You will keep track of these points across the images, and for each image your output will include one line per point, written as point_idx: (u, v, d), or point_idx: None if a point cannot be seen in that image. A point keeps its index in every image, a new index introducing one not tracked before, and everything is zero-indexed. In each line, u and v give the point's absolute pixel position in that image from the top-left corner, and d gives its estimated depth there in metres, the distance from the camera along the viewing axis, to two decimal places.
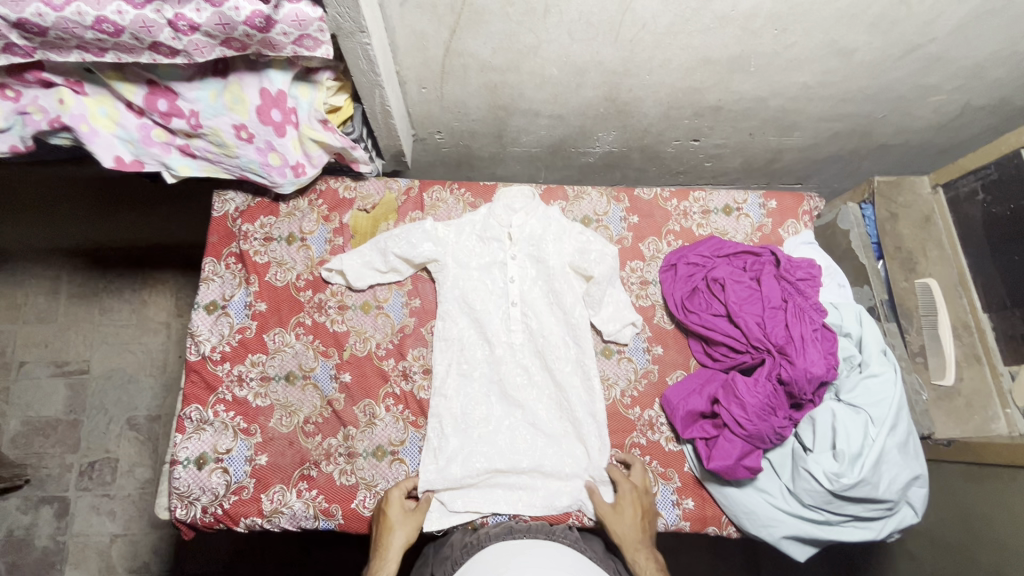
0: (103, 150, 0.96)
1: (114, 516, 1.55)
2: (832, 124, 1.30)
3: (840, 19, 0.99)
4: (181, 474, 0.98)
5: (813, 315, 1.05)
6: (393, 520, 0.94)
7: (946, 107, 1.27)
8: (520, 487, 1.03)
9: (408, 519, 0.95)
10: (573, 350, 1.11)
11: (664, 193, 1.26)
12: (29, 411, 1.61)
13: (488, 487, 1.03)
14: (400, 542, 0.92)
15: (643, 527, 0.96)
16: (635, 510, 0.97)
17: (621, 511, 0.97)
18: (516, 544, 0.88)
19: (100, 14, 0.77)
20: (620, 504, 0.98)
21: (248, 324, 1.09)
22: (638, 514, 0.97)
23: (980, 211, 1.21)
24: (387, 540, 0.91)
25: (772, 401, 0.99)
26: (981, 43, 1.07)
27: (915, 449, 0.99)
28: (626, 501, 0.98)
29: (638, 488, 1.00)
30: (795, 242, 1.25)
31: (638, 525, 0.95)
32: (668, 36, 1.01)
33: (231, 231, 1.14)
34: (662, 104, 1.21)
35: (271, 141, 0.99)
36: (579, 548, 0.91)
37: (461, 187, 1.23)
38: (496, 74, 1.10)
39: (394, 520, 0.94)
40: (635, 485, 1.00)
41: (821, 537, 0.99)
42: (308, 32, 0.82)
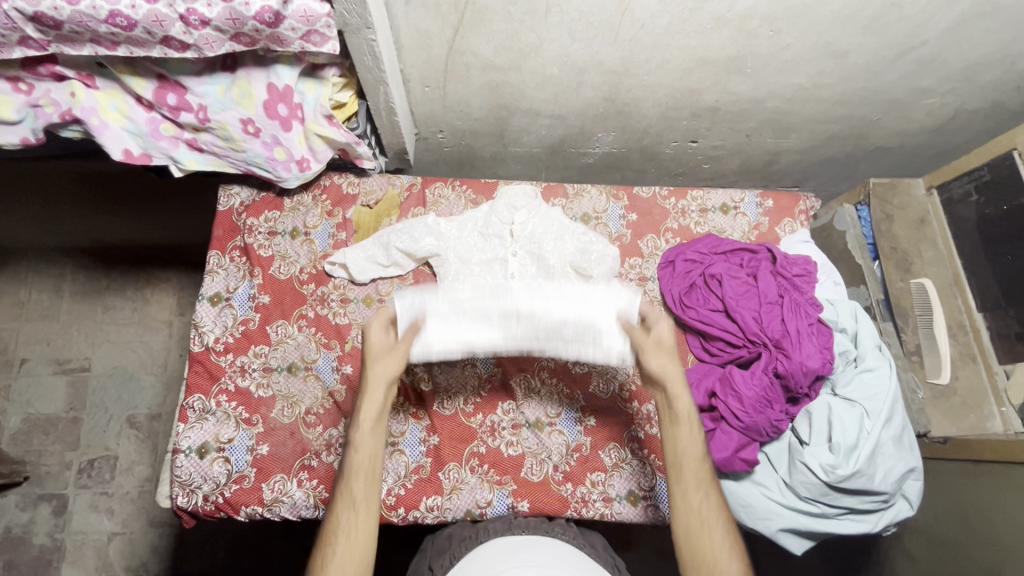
0: (112, 142, 0.98)
1: (112, 514, 1.55)
2: (828, 126, 1.33)
3: (834, 21, 1.01)
4: (183, 462, 0.99)
5: (809, 310, 1.07)
6: (375, 355, 0.82)
7: (940, 111, 1.29)
8: (514, 328, 0.98)
9: (391, 352, 0.83)
10: None
11: (662, 192, 1.28)
12: (29, 408, 1.62)
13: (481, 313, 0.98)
14: (389, 376, 0.80)
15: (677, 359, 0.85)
16: (668, 353, 0.85)
17: (656, 352, 0.85)
18: (515, 539, 0.89)
19: (113, 8, 0.79)
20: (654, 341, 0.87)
21: (251, 317, 1.11)
22: (671, 352, 0.85)
23: (974, 213, 1.23)
24: (375, 373, 0.80)
25: (769, 393, 1.00)
26: (972, 46, 1.09)
27: (909, 442, 1.00)
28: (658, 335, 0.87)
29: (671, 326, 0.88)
30: (793, 240, 1.27)
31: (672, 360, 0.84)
32: (666, 37, 1.03)
33: (236, 225, 1.16)
34: (661, 105, 1.24)
35: (278, 136, 1.02)
36: (578, 545, 0.91)
37: (463, 185, 1.25)
38: (498, 73, 1.12)
39: (378, 356, 0.82)
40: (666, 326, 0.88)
41: (817, 530, 0.99)
42: (316, 27, 0.84)
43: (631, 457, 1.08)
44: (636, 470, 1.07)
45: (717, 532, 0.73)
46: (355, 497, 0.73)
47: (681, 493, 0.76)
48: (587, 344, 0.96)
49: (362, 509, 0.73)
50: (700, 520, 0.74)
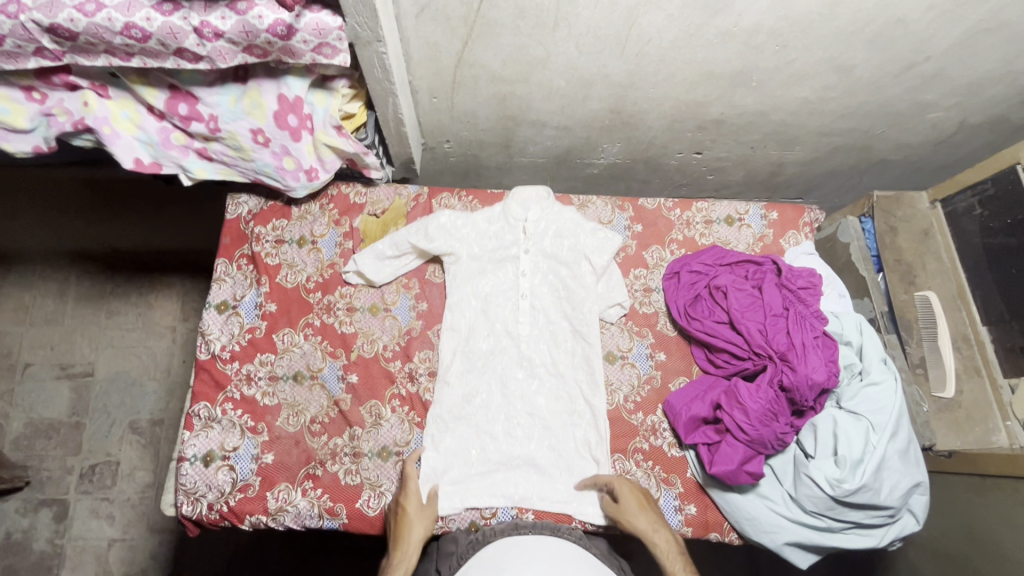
0: (123, 151, 0.99)
1: (113, 520, 1.55)
2: (833, 138, 1.33)
3: (839, 36, 1.02)
4: (188, 470, 0.99)
5: (814, 322, 1.07)
6: (410, 514, 0.93)
7: (944, 124, 1.30)
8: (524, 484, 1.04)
9: (422, 516, 0.94)
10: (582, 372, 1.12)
11: (667, 203, 1.29)
12: (32, 412, 1.62)
13: (486, 474, 1.05)
14: (417, 536, 0.91)
15: (653, 510, 0.95)
16: (639, 501, 0.95)
17: (629, 508, 0.94)
18: (521, 539, 0.89)
19: (129, 20, 0.80)
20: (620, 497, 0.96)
21: (258, 325, 1.11)
22: (642, 500, 0.96)
23: (977, 226, 1.23)
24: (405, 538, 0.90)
25: (774, 406, 1.00)
26: (976, 62, 1.10)
27: (915, 456, 1.00)
28: (626, 492, 0.97)
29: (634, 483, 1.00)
30: (796, 252, 1.27)
31: (644, 508, 0.94)
32: (672, 51, 1.04)
33: (244, 233, 1.17)
34: (666, 117, 1.25)
35: (287, 146, 1.02)
36: (583, 546, 0.91)
37: (468, 195, 1.26)
38: (505, 85, 1.13)
39: (409, 518, 0.93)
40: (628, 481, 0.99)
41: (823, 544, 0.99)
42: (328, 40, 0.85)
43: (635, 469, 1.08)
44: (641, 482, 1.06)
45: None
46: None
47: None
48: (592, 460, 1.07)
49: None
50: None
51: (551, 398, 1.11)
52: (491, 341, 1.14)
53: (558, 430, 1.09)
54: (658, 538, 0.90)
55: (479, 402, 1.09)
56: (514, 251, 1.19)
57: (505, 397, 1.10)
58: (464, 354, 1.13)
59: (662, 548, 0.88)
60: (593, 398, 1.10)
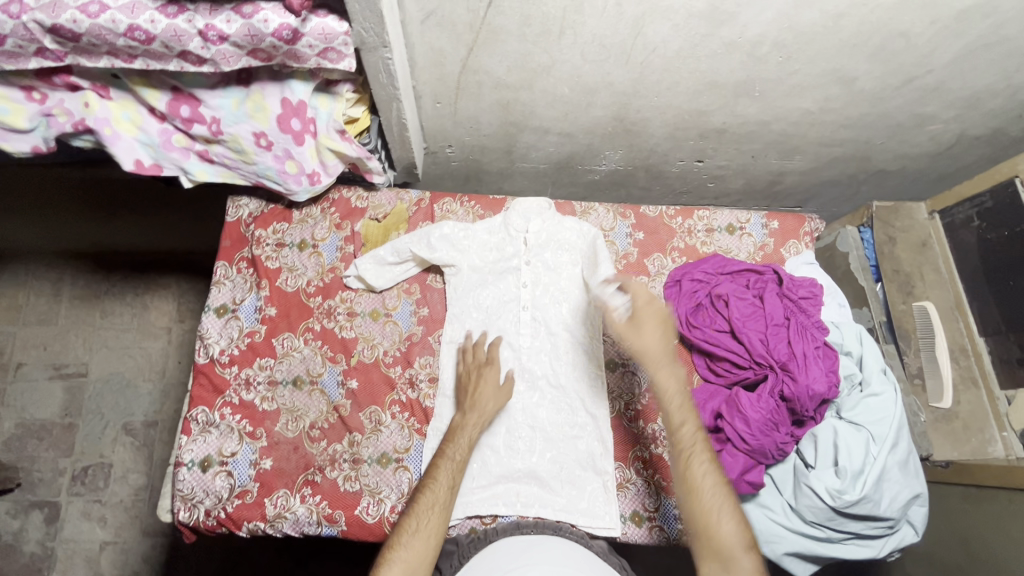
0: (124, 153, 0.98)
1: (105, 523, 1.53)
2: (834, 149, 1.34)
3: (842, 49, 1.03)
4: (186, 476, 0.98)
5: (815, 333, 1.08)
6: (487, 385, 1.04)
7: (943, 136, 1.31)
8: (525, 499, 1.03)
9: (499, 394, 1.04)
10: (583, 383, 1.12)
11: (669, 211, 1.29)
12: (24, 413, 1.60)
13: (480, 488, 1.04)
14: (494, 407, 1.02)
15: (666, 342, 0.91)
16: (656, 334, 0.91)
17: (650, 327, 0.92)
18: (526, 539, 0.91)
19: (133, 22, 0.79)
20: (641, 323, 0.92)
21: (257, 329, 1.10)
22: (657, 326, 0.91)
23: (975, 238, 1.24)
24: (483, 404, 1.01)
25: (775, 416, 1.00)
26: (976, 76, 1.11)
27: (915, 467, 1.00)
28: (645, 323, 0.92)
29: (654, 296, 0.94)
30: (797, 261, 1.27)
31: (660, 344, 0.91)
32: (677, 60, 1.04)
33: (244, 236, 1.16)
34: (668, 126, 1.25)
35: (290, 150, 1.02)
36: (584, 545, 0.93)
37: (472, 200, 1.25)
38: (509, 92, 1.13)
39: (486, 392, 1.03)
40: (651, 297, 0.94)
41: (823, 554, 0.99)
42: (333, 45, 0.85)
43: (635, 476, 1.08)
44: (639, 490, 1.06)
45: (723, 505, 0.82)
46: (442, 497, 0.87)
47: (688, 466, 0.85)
48: (598, 471, 1.06)
49: (452, 491, 0.89)
50: (714, 496, 0.83)
51: (553, 410, 1.10)
52: None
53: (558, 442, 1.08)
54: (655, 375, 0.90)
55: None
56: (515, 263, 1.19)
57: (506, 410, 1.09)
58: None
59: (664, 387, 0.90)
60: (595, 409, 1.09)
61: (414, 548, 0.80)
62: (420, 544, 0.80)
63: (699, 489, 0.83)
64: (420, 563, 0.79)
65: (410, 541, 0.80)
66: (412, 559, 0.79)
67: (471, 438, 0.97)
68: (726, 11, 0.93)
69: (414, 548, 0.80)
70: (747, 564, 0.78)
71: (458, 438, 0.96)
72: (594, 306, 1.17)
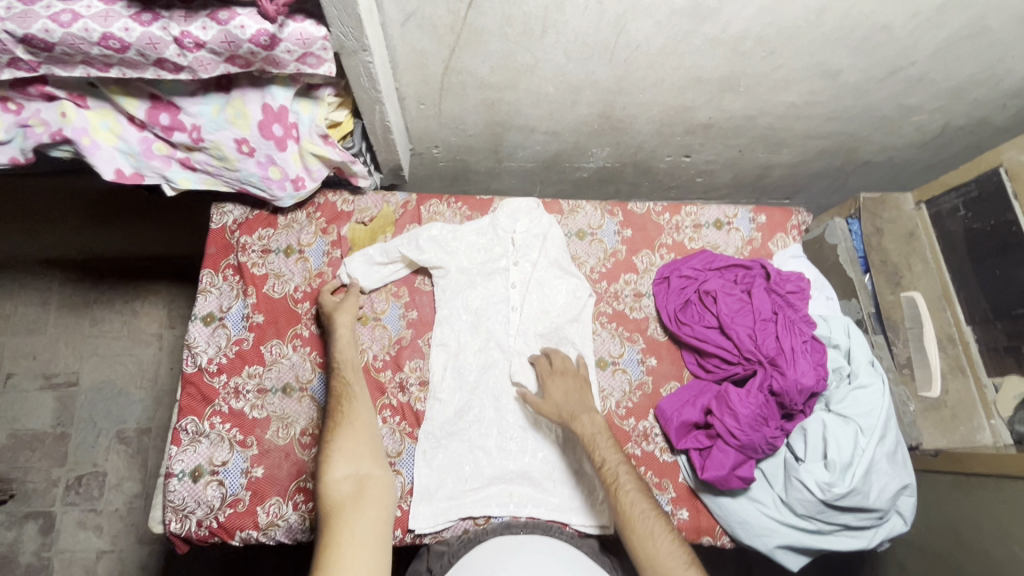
0: (103, 163, 0.97)
1: (101, 531, 1.52)
2: (820, 141, 1.34)
3: (826, 42, 1.03)
4: (176, 487, 0.98)
5: (803, 327, 1.08)
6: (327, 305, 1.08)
7: (927, 127, 1.31)
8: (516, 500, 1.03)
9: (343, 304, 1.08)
10: None
11: (657, 207, 1.29)
12: (16, 424, 1.59)
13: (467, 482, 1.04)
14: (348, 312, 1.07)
15: (576, 400, 1.02)
16: (565, 393, 1.03)
17: (556, 398, 1.02)
18: (516, 540, 0.92)
19: (106, 31, 0.78)
20: (548, 391, 1.03)
21: (245, 337, 1.09)
22: (566, 389, 1.03)
23: (960, 227, 1.25)
24: (340, 319, 1.06)
25: (764, 411, 1.01)
26: (958, 67, 1.12)
27: (903, 458, 1.02)
28: (556, 383, 1.04)
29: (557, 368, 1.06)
30: (785, 255, 1.28)
31: (569, 400, 1.02)
32: (660, 57, 1.04)
33: (229, 243, 1.15)
34: (654, 122, 1.25)
35: (272, 156, 1.01)
36: (574, 543, 0.96)
37: (458, 201, 1.25)
38: (493, 92, 1.12)
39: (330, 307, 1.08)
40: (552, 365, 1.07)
41: (814, 546, 1.00)
42: (312, 50, 0.84)
43: None
44: None
45: (656, 530, 0.87)
46: (351, 391, 0.98)
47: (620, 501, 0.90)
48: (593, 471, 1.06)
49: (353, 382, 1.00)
50: (647, 523, 0.88)
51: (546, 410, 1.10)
52: (481, 356, 1.13)
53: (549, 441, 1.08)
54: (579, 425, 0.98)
55: (472, 417, 1.09)
56: (503, 263, 1.19)
57: (498, 411, 1.10)
58: (455, 369, 1.12)
59: (588, 434, 0.97)
60: None
61: (346, 437, 0.91)
62: (350, 435, 0.92)
63: (632, 518, 0.88)
64: (358, 448, 0.91)
65: (340, 435, 0.91)
66: (350, 452, 0.90)
67: (348, 339, 1.04)
68: (707, 7, 0.93)
69: (345, 439, 0.91)
70: None
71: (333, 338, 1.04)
72: (583, 305, 1.17)
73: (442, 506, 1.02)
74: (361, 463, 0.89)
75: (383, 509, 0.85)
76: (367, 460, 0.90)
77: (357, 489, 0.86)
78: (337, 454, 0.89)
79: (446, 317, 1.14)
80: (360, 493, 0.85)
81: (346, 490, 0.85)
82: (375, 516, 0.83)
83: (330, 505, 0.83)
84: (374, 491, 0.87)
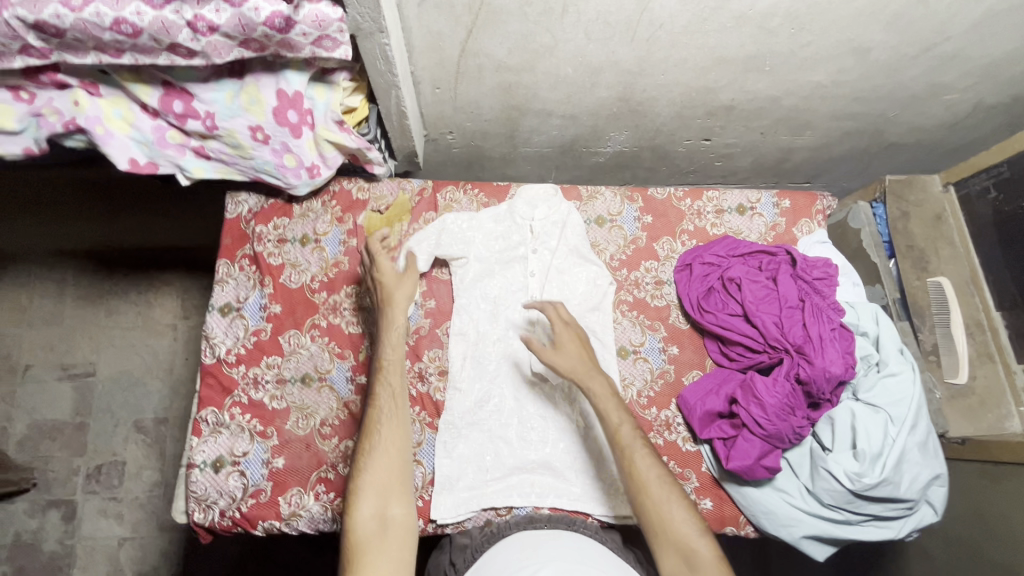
0: (118, 152, 0.96)
1: (122, 519, 1.54)
2: (845, 123, 1.30)
3: (858, 17, 0.98)
4: (198, 478, 0.98)
5: (831, 314, 1.06)
6: (388, 283, 0.99)
7: (958, 105, 1.27)
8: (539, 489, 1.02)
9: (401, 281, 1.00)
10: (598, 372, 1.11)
11: (677, 192, 1.26)
12: (35, 414, 1.60)
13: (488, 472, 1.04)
14: (404, 293, 0.99)
15: (588, 356, 0.97)
16: (576, 346, 0.98)
17: (566, 346, 0.97)
18: (539, 533, 0.91)
19: (119, 15, 0.76)
20: (561, 342, 0.97)
21: (263, 327, 1.09)
22: (578, 344, 0.98)
23: (990, 210, 1.21)
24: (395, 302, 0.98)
25: (791, 400, 0.99)
26: (994, 42, 1.07)
27: (934, 447, 1.00)
28: (567, 333, 0.99)
29: (569, 323, 1.00)
30: (810, 241, 1.25)
31: (581, 356, 0.97)
32: (685, 36, 1.00)
33: (245, 233, 1.14)
34: (675, 105, 1.21)
35: (288, 143, 0.99)
36: (599, 539, 0.92)
37: (475, 188, 1.22)
38: (511, 74, 1.09)
39: (388, 282, 0.99)
40: (566, 321, 1.00)
41: (841, 536, 0.98)
42: (328, 33, 0.81)
43: None
44: None
45: (670, 497, 0.84)
46: (390, 409, 0.89)
47: (632, 465, 0.87)
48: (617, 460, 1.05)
49: (398, 396, 0.91)
50: (661, 488, 0.85)
51: (567, 400, 1.08)
52: (500, 346, 1.12)
53: (572, 431, 1.07)
54: (593, 385, 0.94)
55: (491, 407, 1.08)
56: (521, 251, 1.18)
57: (518, 401, 1.09)
58: (475, 359, 1.11)
59: (598, 395, 0.93)
60: None
61: (377, 470, 0.84)
62: (383, 465, 0.84)
63: (645, 482, 0.85)
64: (388, 481, 0.83)
65: (371, 463, 0.84)
66: (379, 483, 0.83)
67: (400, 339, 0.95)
68: None
69: (377, 469, 0.84)
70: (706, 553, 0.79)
71: (386, 340, 0.95)
72: (604, 293, 1.16)
73: (464, 495, 1.01)
74: (389, 499, 0.82)
75: (406, 551, 0.78)
76: (395, 496, 0.82)
77: (381, 527, 0.79)
78: (366, 485, 0.82)
79: (466, 306, 1.13)
80: (383, 535, 0.79)
81: (371, 528, 0.79)
82: (399, 560, 0.77)
83: (352, 544, 0.78)
84: (398, 532, 0.80)
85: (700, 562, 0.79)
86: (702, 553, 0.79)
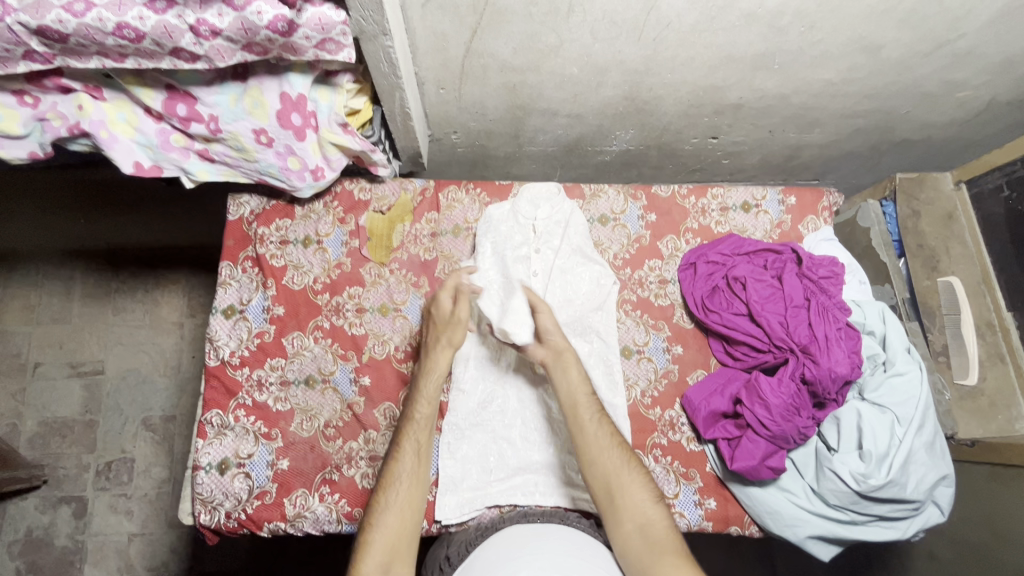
0: (122, 156, 0.96)
1: (132, 515, 1.56)
2: (855, 120, 1.28)
3: (870, 15, 0.97)
4: (204, 479, 0.99)
5: (837, 313, 1.05)
6: (440, 327, 0.99)
7: (971, 103, 1.24)
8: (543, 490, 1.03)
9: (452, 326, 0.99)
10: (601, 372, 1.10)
11: (682, 190, 1.25)
12: (46, 412, 1.61)
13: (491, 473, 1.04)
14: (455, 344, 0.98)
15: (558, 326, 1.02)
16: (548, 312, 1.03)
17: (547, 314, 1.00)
18: (535, 528, 0.90)
19: (121, 20, 0.76)
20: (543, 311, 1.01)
21: (266, 329, 1.09)
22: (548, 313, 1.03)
23: (1003, 208, 1.19)
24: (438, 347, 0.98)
25: (796, 401, 0.98)
26: (1008, 39, 1.05)
27: (941, 448, 1.00)
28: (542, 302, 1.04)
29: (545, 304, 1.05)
30: (816, 238, 1.23)
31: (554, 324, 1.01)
32: (692, 35, 0.99)
33: (247, 234, 1.14)
34: (682, 103, 1.20)
35: (291, 145, 0.98)
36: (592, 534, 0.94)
37: (477, 187, 1.22)
38: (516, 74, 1.08)
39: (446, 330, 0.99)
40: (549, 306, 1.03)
41: (846, 537, 0.98)
42: (331, 35, 0.80)
43: (653, 464, 1.06)
44: (659, 476, 1.05)
45: (622, 465, 0.90)
46: (408, 467, 0.89)
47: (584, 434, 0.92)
48: None
49: (422, 452, 0.91)
50: (613, 458, 0.90)
51: None
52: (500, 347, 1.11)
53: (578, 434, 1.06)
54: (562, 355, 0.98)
55: (494, 408, 1.08)
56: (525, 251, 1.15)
57: (521, 402, 1.09)
58: (477, 361, 1.10)
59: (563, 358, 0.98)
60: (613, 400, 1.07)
61: (388, 530, 0.84)
62: (394, 522, 0.84)
63: (597, 452, 0.90)
64: (398, 541, 0.83)
65: (382, 520, 0.84)
66: (388, 540, 0.83)
67: (434, 389, 0.96)
68: None
69: (388, 527, 0.84)
70: (657, 520, 0.86)
71: (420, 396, 0.95)
72: (608, 292, 1.15)
73: (468, 496, 1.01)
74: (396, 558, 0.82)
75: None
76: (401, 554, 0.83)
77: None
78: (375, 543, 0.82)
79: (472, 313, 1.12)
80: None
81: None
82: None
83: None
84: None
85: (655, 530, 0.85)
86: (654, 519, 0.86)
